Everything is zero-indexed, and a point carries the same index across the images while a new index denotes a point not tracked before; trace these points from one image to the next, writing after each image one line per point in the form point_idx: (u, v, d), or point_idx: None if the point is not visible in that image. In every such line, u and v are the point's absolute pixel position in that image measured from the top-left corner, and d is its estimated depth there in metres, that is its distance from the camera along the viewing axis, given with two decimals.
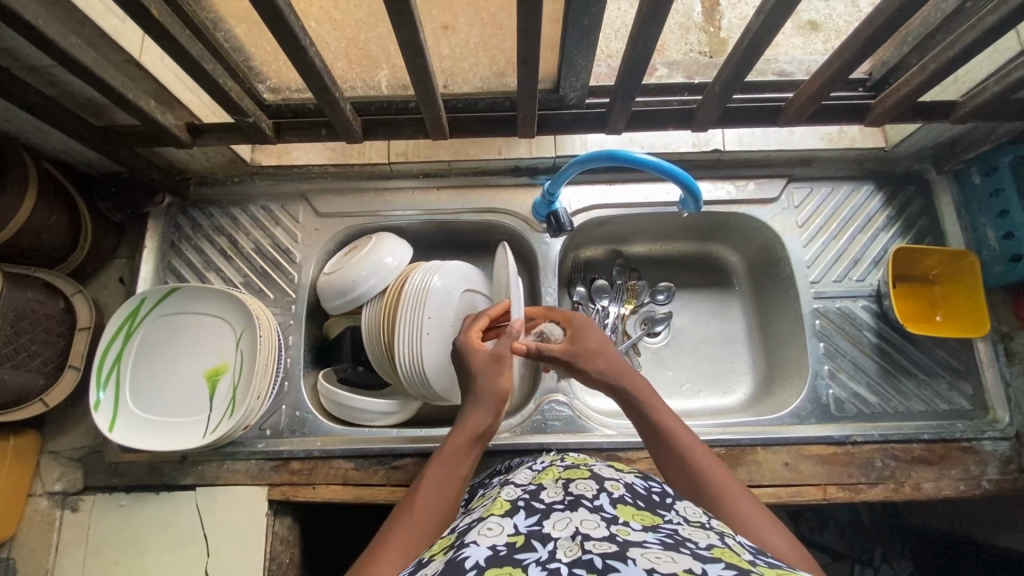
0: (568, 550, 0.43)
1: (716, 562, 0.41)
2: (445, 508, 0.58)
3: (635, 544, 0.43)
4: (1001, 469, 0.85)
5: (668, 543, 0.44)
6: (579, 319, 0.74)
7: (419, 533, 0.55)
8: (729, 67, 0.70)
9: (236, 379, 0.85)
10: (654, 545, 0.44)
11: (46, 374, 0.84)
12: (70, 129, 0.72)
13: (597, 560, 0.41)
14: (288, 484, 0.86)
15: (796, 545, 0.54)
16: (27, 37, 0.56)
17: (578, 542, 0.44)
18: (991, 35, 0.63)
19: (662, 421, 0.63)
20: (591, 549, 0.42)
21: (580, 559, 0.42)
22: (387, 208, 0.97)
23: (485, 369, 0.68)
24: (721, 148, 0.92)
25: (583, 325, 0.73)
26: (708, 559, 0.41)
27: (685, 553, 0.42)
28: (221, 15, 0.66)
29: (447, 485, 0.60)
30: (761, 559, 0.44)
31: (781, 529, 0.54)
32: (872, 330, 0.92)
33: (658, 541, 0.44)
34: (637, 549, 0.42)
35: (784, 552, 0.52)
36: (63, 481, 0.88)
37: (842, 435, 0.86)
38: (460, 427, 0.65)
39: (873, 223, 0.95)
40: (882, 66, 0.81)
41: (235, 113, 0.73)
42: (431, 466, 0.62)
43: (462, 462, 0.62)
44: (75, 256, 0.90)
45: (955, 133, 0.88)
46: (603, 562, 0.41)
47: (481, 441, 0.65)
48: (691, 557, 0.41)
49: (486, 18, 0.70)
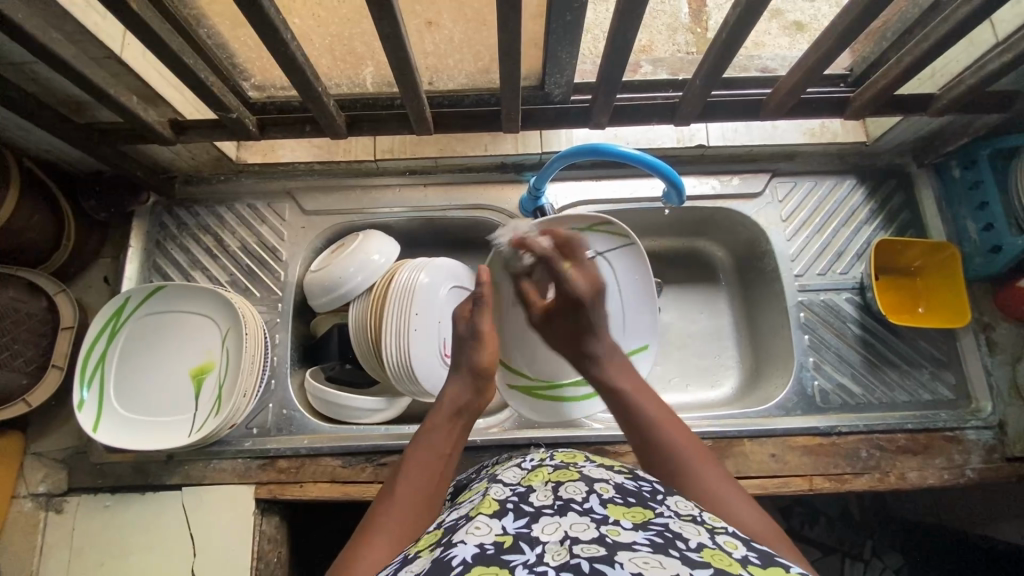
0: (555, 554, 0.43)
1: (705, 567, 0.41)
2: (433, 476, 0.62)
3: (624, 546, 0.44)
4: (984, 457, 0.86)
5: (657, 543, 0.44)
6: (578, 298, 0.72)
7: (414, 500, 0.59)
8: (708, 62, 0.70)
9: (222, 378, 0.85)
10: (644, 546, 0.44)
11: (29, 372, 0.83)
12: (51, 126, 0.72)
13: (585, 564, 0.41)
14: (276, 482, 0.86)
15: (775, 528, 0.54)
16: (7, 31, 0.56)
17: (567, 546, 0.44)
18: (966, 26, 0.64)
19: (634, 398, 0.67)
20: (578, 553, 0.42)
21: (567, 563, 0.42)
22: (373, 205, 0.97)
23: (463, 337, 0.74)
24: (706, 143, 0.94)
25: (596, 300, 0.74)
26: (696, 564, 0.41)
27: (673, 555, 0.42)
28: (204, 12, 0.67)
29: (434, 452, 0.64)
30: (751, 558, 0.44)
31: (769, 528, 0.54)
32: (856, 322, 0.93)
33: (648, 541, 0.44)
34: (625, 553, 0.42)
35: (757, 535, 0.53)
36: (47, 483, 0.87)
37: (827, 426, 0.87)
38: (442, 403, 0.69)
39: (856, 216, 0.96)
40: (862, 62, 0.81)
41: (219, 110, 0.73)
42: (421, 438, 0.66)
43: (450, 434, 0.67)
44: (59, 254, 0.90)
45: (935, 127, 0.89)
46: (590, 566, 0.41)
47: (465, 413, 0.70)
48: (680, 562, 0.41)
49: (469, 14, 0.71)
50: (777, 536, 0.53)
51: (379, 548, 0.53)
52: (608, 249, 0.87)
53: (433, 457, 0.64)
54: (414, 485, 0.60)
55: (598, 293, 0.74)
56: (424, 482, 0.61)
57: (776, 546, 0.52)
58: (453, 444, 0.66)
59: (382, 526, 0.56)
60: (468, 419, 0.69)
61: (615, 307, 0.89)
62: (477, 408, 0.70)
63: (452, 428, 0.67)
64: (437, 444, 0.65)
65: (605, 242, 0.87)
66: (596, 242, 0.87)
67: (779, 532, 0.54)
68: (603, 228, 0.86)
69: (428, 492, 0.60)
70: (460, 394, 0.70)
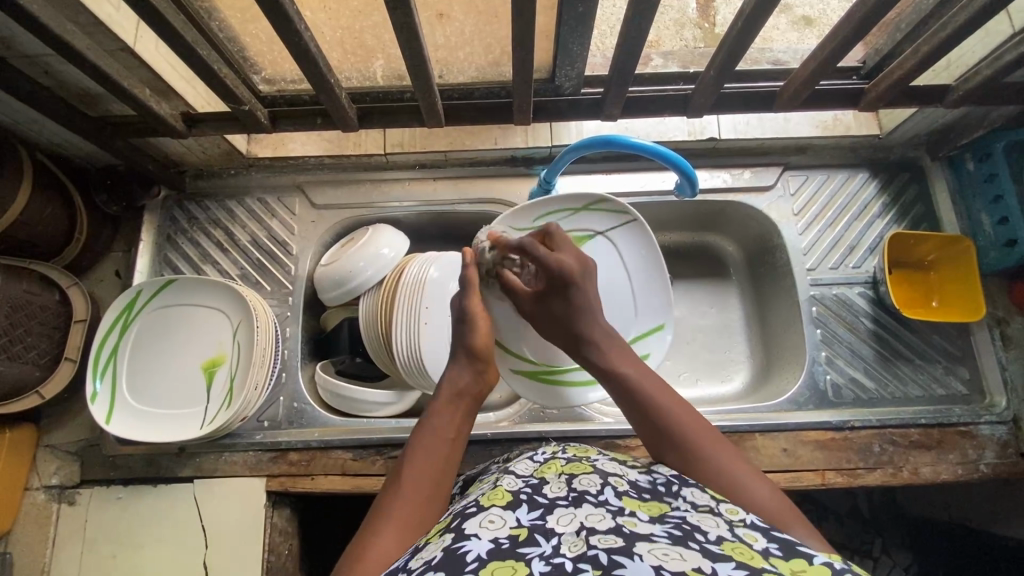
0: (572, 545, 0.43)
1: (726, 560, 0.41)
2: (443, 462, 0.60)
3: (642, 538, 0.43)
4: (998, 453, 0.85)
5: (676, 536, 0.44)
6: (567, 277, 0.67)
7: (423, 487, 0.57)
8: (722, 53, 0.70)
9: (233, 371, 0.85)
10: (662, 538, 0.43)
11: (42, 366, 0.84)
12: (63, 118, 0.72)
13: (603, 556, 0.41)
14: (287, 475, 0.86)
15: (791, 506, 0.54)
16: (21, 20, 0.56)
17: (583, 537, 0.44)
18: (983, 16, 0.63)
19: (641, 384, 0.62)
20: (596, 545, 0.42)
21: (585, 554, 0.42)
22: (383, 199, 0.97)
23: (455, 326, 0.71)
24: (717, 136, 0.93)
25: (583, 280, 0.68)
26: (718, 557, 0.41)
27: (694, 548, 0.42)
28: (216, 5, 0.67)
29: (443, 437, 0.62)
30: (772, 550, 0.44)
31: (784, 502, 0.54)
32: (869, 316, 0.92)
33: (667, 533, 0.44)
34: (643, 545, 0.42)
35: (769, 508, 0.53)
36: (59, 475, 0.88)
37: (840, 421, 0.86)
38: (446, 387, 0.66)
39: (868, 210, 0.96)
40: (876, 54, 0.80)
41: (231, 102, 0.73)
42: (431, 419, 0.63)
43: (461, 420, 0.64)
44: (71, 248, 0.90)
45: (949, 120, 0.88)
46: (609, 558, 0.41)
47: (472, 398, 0.67)
48: (701, 555, 0.41)
49: (480, 6, 0.71)
50: (791, 512, 0.53)
51: (392, 537, 0.52)
52: (610, 228, 0.85)
53: (442, 443, 0.61)
54: (424, 469, 0.58)
55: (586, 269, 0.69)
56: (435, 466, 0.59)
57: (792, 527, 0.51)
58: (463, 430, 0.64)
59: (393, 511, 0.55)
60: (474, 403, 0.67)
61: (626, 288, 0.85)
62: (480, 391, 0.68)
63: (458, 413, 0.64)
64: (448, 431, 0.62)
65: (604, 221, 0.85)
66: (597, 221, 0.85)
67: (795, 506, 0.54)
68: (601, 205, 0.84)
69: (439, 478, 0.58)
70: (467, 376, 0.67)
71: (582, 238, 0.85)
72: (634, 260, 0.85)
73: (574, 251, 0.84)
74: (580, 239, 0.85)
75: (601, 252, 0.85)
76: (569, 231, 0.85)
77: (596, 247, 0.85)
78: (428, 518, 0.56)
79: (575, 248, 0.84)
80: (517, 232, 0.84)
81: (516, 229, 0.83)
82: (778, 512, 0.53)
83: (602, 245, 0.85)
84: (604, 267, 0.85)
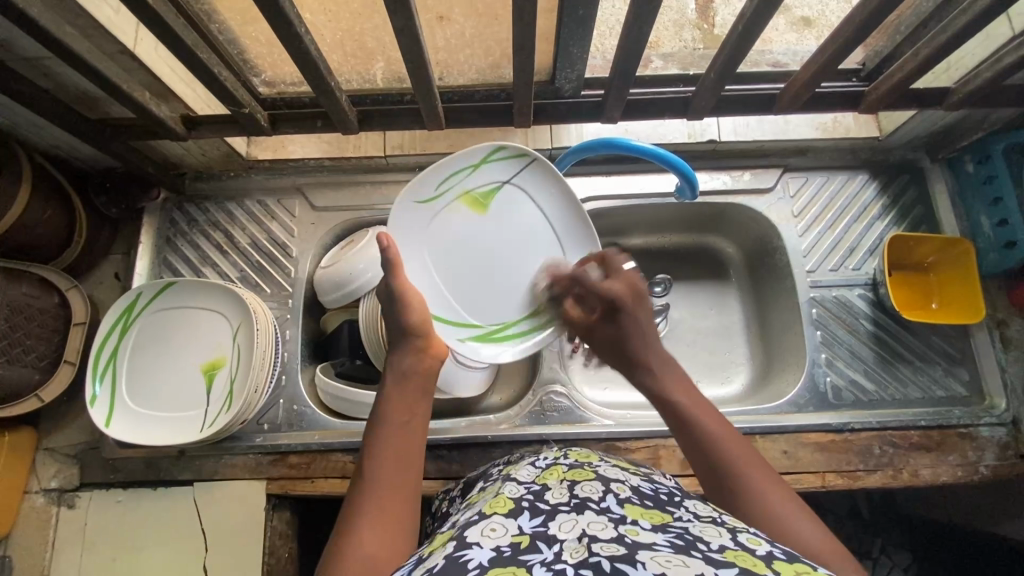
0: (574, 552, 0.43)
1: (730, 568, 0.41)
2: (409, 445, 0.59)
3: (644, 546, 0.43)
4: (998, 455, 0.85)
5: (678, 545, 0.44)
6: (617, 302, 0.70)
7: (393, 475, 0.56)
8: (723, 55, 0.70)
9: (233, 373, 0.85)
10: (665, 547, 0.43)
11: (41, 369, 0.83)
12: (62, 121, 0.72)
13: (605, 563, 0.41)
14: (287, 478, 0.86)
15: (838, 547, 0.50)
16: (20, 23, 0.56)
17: (585, 544, 0.44)
18: (983, 19, 0.63)
19: (692, 414, 0.60)
20: (598, 552, 0.42)
21: (587, 561, 0.42)
22: (383, 201, 0.97)
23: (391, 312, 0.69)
24: (717, 138, 0.93)
25: (636, 305, 0.71)
26: (721, 564, 0.41)
27: (697, 556, 0.42)
28: (216, 7, 0.67)
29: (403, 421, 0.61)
30: (775, 554, 0.44)
31: (830, 542, 0.50)
32: (869, 318, 0.92)
33: (669, 542, 0.44)
34: (646, 553, 0.42)
35: (813, 547, 0.49)
36: (58, 478, 0.88)
37: (841, 423, 0.86)
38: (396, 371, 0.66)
39: (868, 212, 0.96)
40: (875, 56, 0.81)
41: (232, 105, 0.73)
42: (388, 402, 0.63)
43: (417, 400, 0.64)
44: (71, 250, 0.90)
45: (949, 122, 0.88)
46: (611, 566, 0.40)
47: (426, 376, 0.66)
48: (704, 563, 0.41)
49: (481, 8, 0.70)
50: (837, 554, 0.49)
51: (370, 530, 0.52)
52: (514, 175, 0.81)
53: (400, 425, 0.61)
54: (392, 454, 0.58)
55: (637, 296, 0.71)
56: (401, 451, 0.58)
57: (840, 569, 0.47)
58: (421, 410, 0.63)
59: (365, 505, 0.54)
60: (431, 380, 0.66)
61: (544, 231, 0.82)
62: (429, 368, 0.67)
63: (414, 392, 0.64)
64: (408, 414, 0.62)
65: (507, 168, 0.81)
66: (499, 171, 0.80)
67: (842, 547, 0.50)
68: (499, 155, 0.79)
69: (409, 463, 0.58)
70: (410, 359, 0.67)
71: (489, 191, 0.80)
72: (547, 200, 0.81)
73: (484, 207, 0.80)
74: (486, 193, 0.80)
75: (510, 197, 0.81)
76: (473, 188, 0.80)
77: (506, 196, 0.81)
78: (407, 503, 0.55)
79: (484, 204, 0.80)
80: (425, 203, 0.78)
81: (419, 201, 0.77)
82: (824, 554, 0.49)
83: (510, 193, 0.81)
84: (518, 215, 0.81)
